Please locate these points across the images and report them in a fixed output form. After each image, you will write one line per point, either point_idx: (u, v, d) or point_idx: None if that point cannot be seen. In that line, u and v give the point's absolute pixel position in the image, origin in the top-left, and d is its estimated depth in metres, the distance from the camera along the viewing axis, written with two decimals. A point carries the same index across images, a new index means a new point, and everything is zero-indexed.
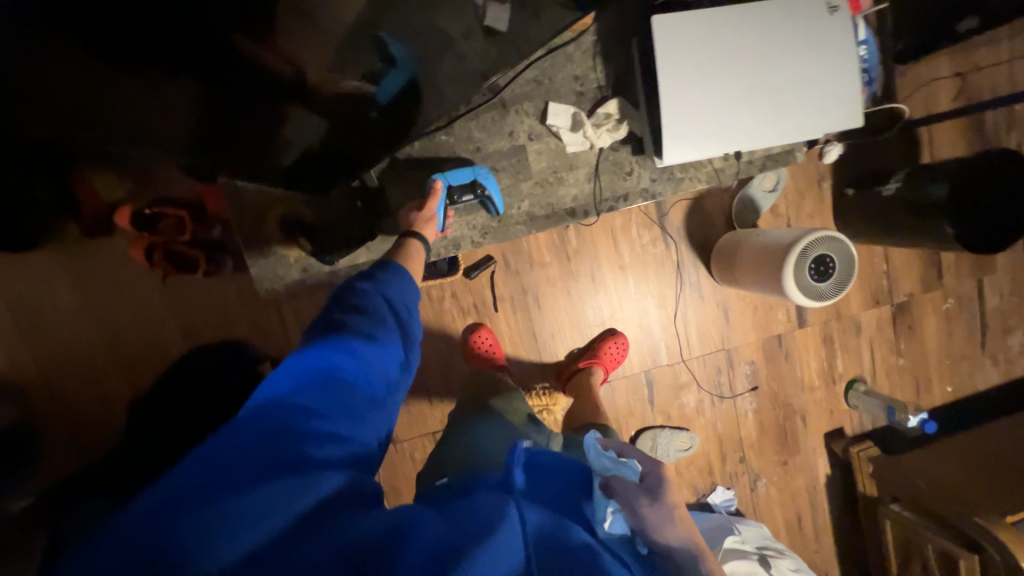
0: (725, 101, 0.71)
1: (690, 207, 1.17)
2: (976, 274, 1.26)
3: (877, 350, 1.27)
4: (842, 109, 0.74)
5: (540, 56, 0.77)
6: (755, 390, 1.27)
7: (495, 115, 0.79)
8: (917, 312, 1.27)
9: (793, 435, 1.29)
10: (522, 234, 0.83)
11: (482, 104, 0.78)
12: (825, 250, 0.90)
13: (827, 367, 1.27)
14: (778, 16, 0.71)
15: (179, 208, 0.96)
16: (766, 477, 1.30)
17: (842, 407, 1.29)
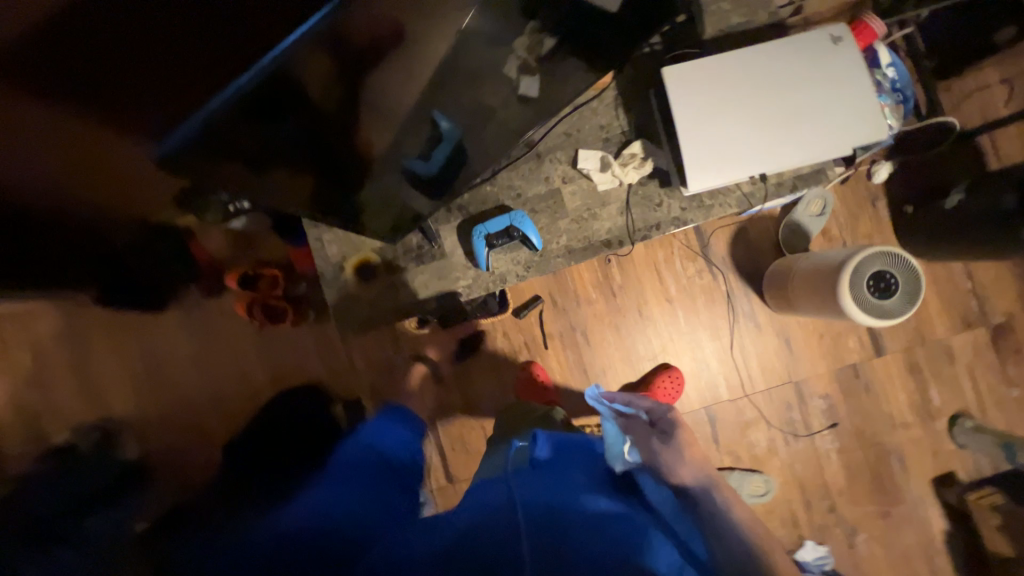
0: (742, 131, 0.76)
1: (733, 237, 1.16)
2: None
3: (980, 378, 1.13)
4: (869, 126, 0.76)
5: (567, 112, 0.88)
6: (834, 428, 1.16)
7: (531, 165, 0.90)
8: (1022, 333, 1.13)
9: (890, 480, 1.15)
10: (561, 266, 0.89)
11: (519, 157, 0.90)
12: (884, 267, 0.86)
13: (920, 400, 1.14)
14: (782, 52, 0.77)
15: (274, 267, 1.15)
16: (864, 530, 1.14)
17: (948, 447, 1.13)
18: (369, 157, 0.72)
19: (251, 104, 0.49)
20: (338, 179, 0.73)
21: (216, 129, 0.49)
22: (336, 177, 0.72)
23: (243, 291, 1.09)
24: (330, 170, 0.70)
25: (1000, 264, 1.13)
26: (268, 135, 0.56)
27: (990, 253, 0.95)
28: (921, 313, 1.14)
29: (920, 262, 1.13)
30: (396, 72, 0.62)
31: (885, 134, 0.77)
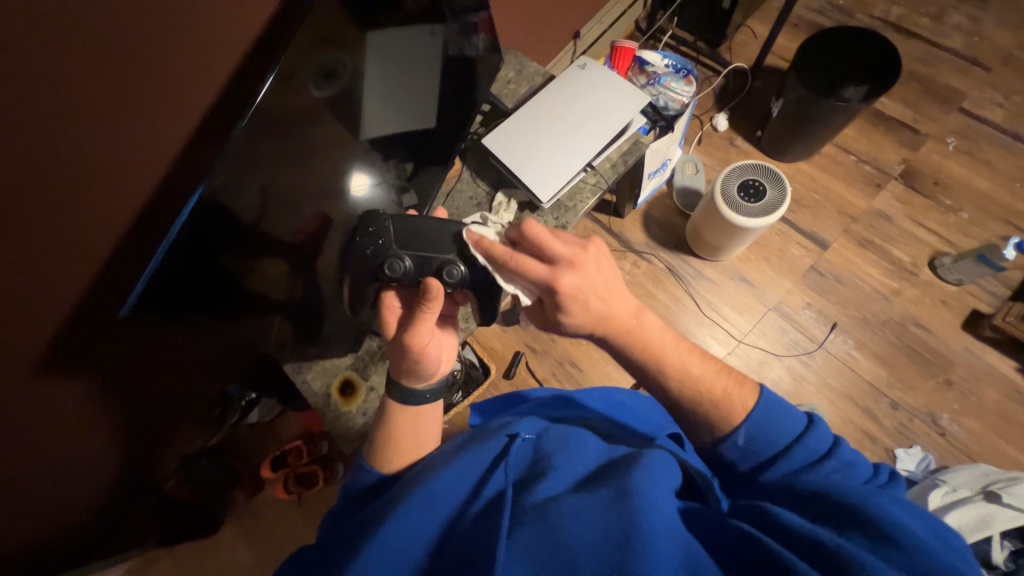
0: (555, 146, 0.94)
1: (644, 223, 1.31)
2: (945, 110, 1.25)
3: (926, 220, 1.19)
4: (633, 96, 0.96)
5: (434, 206, 1.06)
6: (837, 327, 1.16)
7: None
8: (929, 168, 1.22)
9: (925, 347, 1.12)
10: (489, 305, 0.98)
11: None
12: (740, 178, 1.03)
13: (892, 265, 1.17)
14: (553, 90, 0.98)
15: (296, 440, 1.27)
16: (943, 409, 1.07)
17: (950, 289, 1.14)
18: (319, 297, 0.90)
19: (183, 247, 0.64)
20: (302, 322, 0.90)
21: (168, 276, 0.64)
22: (300, 320, 0.89)
23: (275, 472, 1.19)
24: (294, 317, 0.88)
25: (866, 131, 1.26)
26: (217, 276, 0.71)
27: (821, 131, 1.15)
28: (833, 198, 1.23)
29: (801, 162, 1.27)
30: (297, 219, 0.79)
31: (648, 96, 0.98)
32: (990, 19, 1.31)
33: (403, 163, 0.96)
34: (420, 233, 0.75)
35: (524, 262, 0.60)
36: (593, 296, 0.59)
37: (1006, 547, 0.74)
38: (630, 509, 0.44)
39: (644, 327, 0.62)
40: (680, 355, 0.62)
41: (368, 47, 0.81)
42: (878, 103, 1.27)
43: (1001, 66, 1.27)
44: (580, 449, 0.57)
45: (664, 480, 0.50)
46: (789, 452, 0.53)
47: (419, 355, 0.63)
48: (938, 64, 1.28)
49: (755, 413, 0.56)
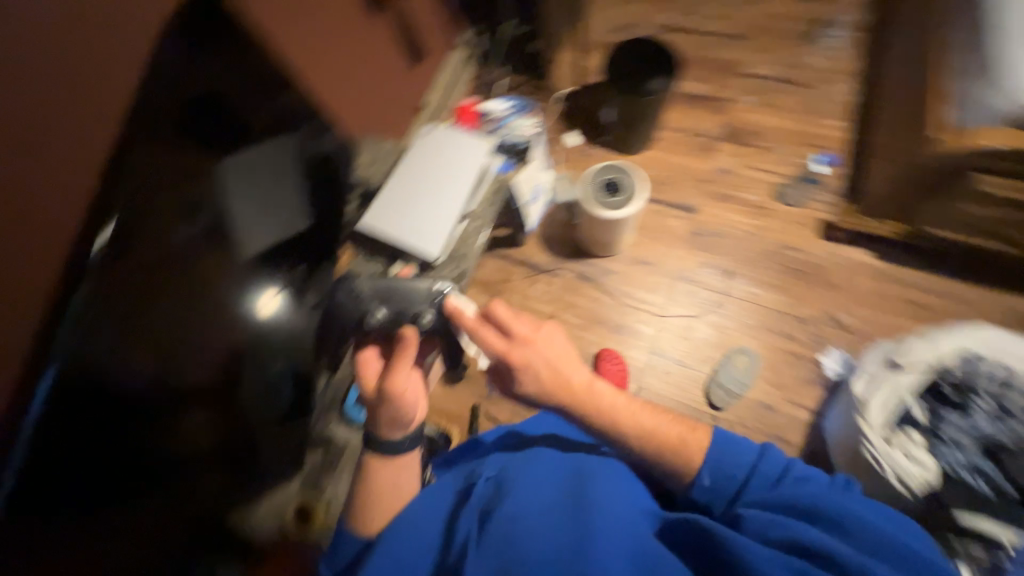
0: (428, 207, 1.00)
1: (543, 244, 1.40)
2: (733, 77, 1.52)
3: (758, 164, 1.40)
4: (481, 143, 1.05)
5: None
6: (731, 273, 1.29)
7: None
8: (742, 123, 1.45)
9: (802, 263, 1.28)
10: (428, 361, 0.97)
11: None
12: (598, 179, 1.15)
13: (750, 207, 1.35)
14: (410, 160, 1.05)
15: None
16: (837, 308, 1.22)
17: (799, 211, 1.33)
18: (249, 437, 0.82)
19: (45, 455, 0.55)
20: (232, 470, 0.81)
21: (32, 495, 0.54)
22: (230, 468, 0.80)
23: None
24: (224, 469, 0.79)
25: (685, 111, 1.49)
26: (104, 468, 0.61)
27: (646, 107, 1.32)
28: (683, 171, 1.42)
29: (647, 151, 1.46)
30: (195, 366, 0.71)
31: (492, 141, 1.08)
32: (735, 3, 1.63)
33: (293, 263, 0.90)
34: (394, 290, 0.87)
35: (485, 336, 0.72)
36: (542, 367, 0.70)
37: (922, 406, 0.86)
38: (588, 508, 0.57)
39: (597, 395, 0.72)
40: (633, 412, 0.73)
41: (254, 151, 0.84)
42: (684, 87, 1.52)
43: (755, 34, 1.57)
44: (550, 468, 0.67)
45: (612, 481, 0.64)
46: (751, 481, 0.68)
47: (400, 398, 0.64)
48: (712, 46, 1.57)
49: (715, 451, 0.70)
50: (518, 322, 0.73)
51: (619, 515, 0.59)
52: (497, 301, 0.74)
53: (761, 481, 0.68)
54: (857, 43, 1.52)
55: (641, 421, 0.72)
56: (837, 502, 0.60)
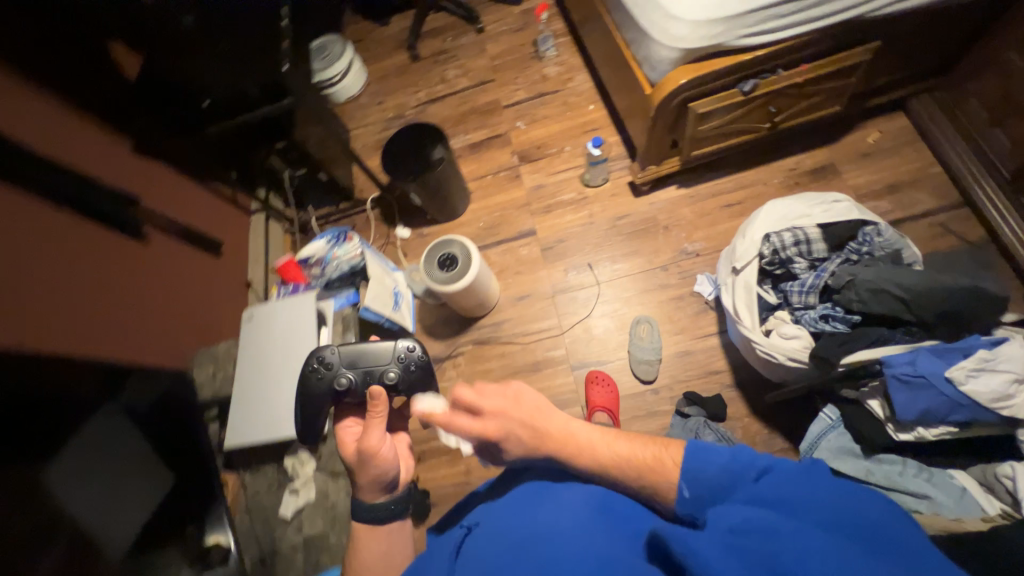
0: (284, 387, 0.94)
1: (430, 334, 1.40)
2: (499, 112, 1.69)
3: (558, 167, 1.55)
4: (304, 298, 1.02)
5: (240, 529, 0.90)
6: (592, 264, 1.40)
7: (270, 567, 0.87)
8: (527, 144, 1.62)
9: (638, 222, 1.42)
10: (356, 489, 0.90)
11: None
12: (433, 262, 1.18)
13: (572, 205, 1.48)
14: (244, 353, 0.98)
15: None
16: (683, 241, 1.36)
17: (610, 184, 1.48)
18: None
19: None
20: None
21: None
22: None
23: None
24: None
25: (479, 160, 1.63)
26: None
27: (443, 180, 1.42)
28: (505, 208, 1.54)
29: (470, 206, 1.56)
30: None
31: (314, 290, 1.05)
32: (466, 57, 1.83)
33: (181, 528, 0.69)
34: (358, 351, 0.82)
35: (459, 422, 0.75)
36: (519, 431, 0.72)
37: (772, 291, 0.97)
38: (547, 541, 0.60)
39: (574, 435, 0.71)
40: (613, 447, 0.70)
41: (100, 424, 0.60)
42: (468, 142, 1.66)
43: (494, 73, 1.76)
44: (524, 503, 0.70)
45: (573, 510, 0.65)
46: (723, 484, 0.60)
47: (373, 456, 0.70)
48: (468, 101, 1.75)
49: (687, 464, 0.64)
50: (489, 393, 0.76)
51: (577, 534, 0.60)
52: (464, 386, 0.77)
53: (735, 482, 0.59)
54: (570, 40, 1.74)
55: (641, 453, 0.69)
56: (818, 496, 0.53)
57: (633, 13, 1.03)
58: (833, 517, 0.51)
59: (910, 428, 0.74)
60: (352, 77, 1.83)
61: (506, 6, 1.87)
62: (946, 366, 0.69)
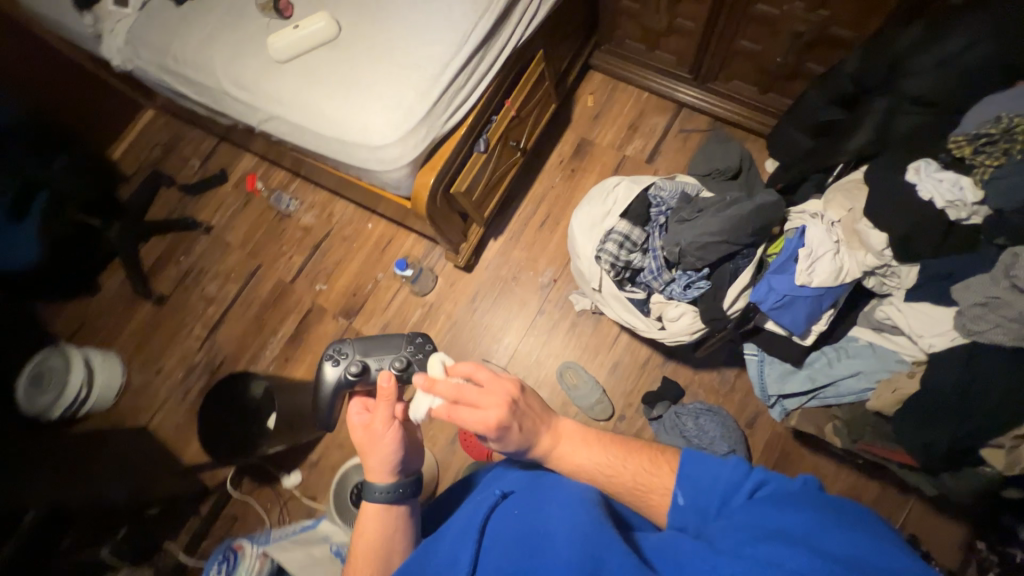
0: None
1: None
2: (292, 291, 1.50)
3: (387, 298, 1.43)
4: None
5: None
6: (486, 356, 1.33)
7: None
8: (342, 299, 1.46)
9: (490, 290, 1.38)
10: None
11: None
12: None
13: (427, 320, 1.39)
14: None
15: None
16: (537, 278, 1.36)
17: (442, 277, 1.41)
18: None
19: None
20: None
21: None
22: None
23: None
24: None
25: (310, 347, 1.43)
26: None
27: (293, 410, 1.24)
28: None
29: None
30: None
31: None
32: (215, 264, 1.58)
33: None
34: (378, 339, 0.88)
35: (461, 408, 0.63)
36: (524, 422, 0.65)
37: (634, 288, 0.99)
38: (553, 542, 0.53)
39: (558, 434, 0.67)
40: (600, 455, 0.66)
41: None
42: (286, 340, 1.45)
43: (257, 257, 1.56)
44: (533, 493, 0.62)
45: (576, 504, 0.57)
46: (727, 494, 0.55)
47: (375, 440, 0.71)
48: (252, 301, 1.51)
49: (685, 471, 0.60)
50: (490, 398, 0.63)
51: (571, 524, 0.53)
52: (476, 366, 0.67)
53: (731, 493, 0.55)
54: (303, 181, 1.61)
55: (626, 470, 0.65)
56: (837, 528, 0.45)
57: (338, 158, 0.94)
58: (847, 565, 0.42)
59: (809, 333, 0.92)
60: (106, 380, 1.44)
61: (216, 188, 1.66)
62: (792, 278, 0.88)
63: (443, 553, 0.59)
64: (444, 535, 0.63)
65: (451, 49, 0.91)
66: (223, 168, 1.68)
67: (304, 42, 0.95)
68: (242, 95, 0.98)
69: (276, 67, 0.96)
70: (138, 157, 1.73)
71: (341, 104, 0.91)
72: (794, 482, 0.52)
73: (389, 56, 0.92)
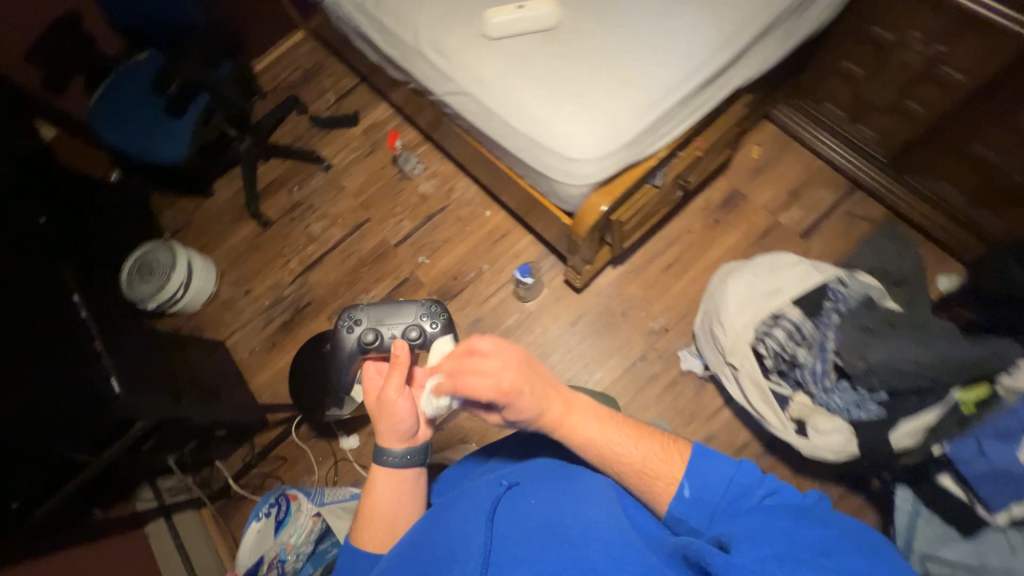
0: None
1: None
2: (393, 255, 1.47)
3: (485, 292, 1.39)
4: None
5: None
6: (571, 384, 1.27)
7: None
8: (440, 279, 1.42)
9: (594, 318, 1.31)
10: None
11: None
12: None
13: (521, 327, 1.33)
14: None
15: None
16: (647, 321, 1.28)
17: (548, 289, 1.35)
18: None
19: None
20: None
21: None
22: None
23: None
24: None
25: None
26: None
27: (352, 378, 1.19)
28: None
29: None
30: None
31: None
32: (326, 204, 1.57)
33: None
34: (390, 306, 0.81)
35: (469, 380, 0.59)
36: (535, 401, 0.61)
37: (783, 382, 0.91)
38: (569, 538, 0.54)
39: (569, 424, 0.63)
40: (610, 442, 0.63)
41: None
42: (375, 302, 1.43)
43: (367, 210, 1.54)
44: (551, 484, 0.63)
45: (600, 501, 0.59)
46: (730, 492, 0.58)
47: (387, 410, 0.66)
48: (352, 252, 1.50)
49: (694, 465, 0.61)
50: (503, 370, 0.60)
51: (609, 527, 0.54)
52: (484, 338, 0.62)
53: (740, 499, 0.58)
54: (432, 147, 1.57)
55: (635, 454, 0.63)
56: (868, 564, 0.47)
57: (519, 155, 0.87)
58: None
59: (1004, 510, 0.82)
60: (200, 279, 1.46)
61: (345, 128, 1.65)
62: (1017, 451, 0.80)
63: (455, 530, 0.60)
64: (449, 514, 0.64)
65: (679, 75, 0.83)
66: (357, 111, 1.66)
67: (521, 25, 0.89)
68: (438, 58, 0.92)
69: (483, 42, 0.91)
70: (278, 75, 1.72)
71: (543, 100, 0.85)
72: (808, 496, 0.57)
73: (607, 65, 0.85)
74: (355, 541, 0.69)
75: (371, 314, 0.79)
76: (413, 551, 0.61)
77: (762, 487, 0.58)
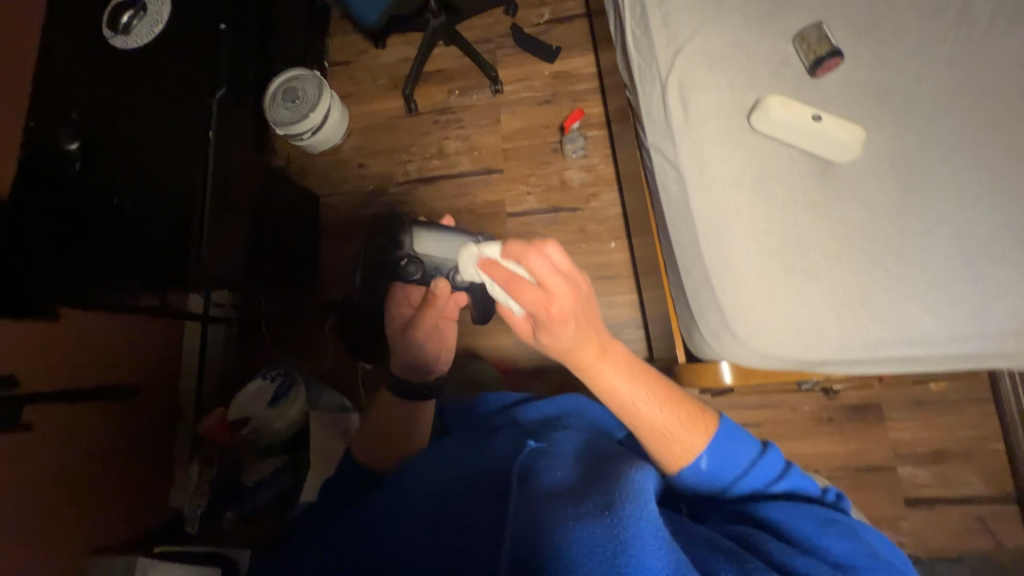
0: None
1: None
2: (501, 222, 1.37)
3: None
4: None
5: None
6: None
7: None
8: None
9: None
10: None
11: None
12: None
13: None
14: None
15: None
16: None
17: None
18: None
19: None
20: None
21: None
22: None
23: None
24: None
25: None
26: None
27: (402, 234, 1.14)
28: None
29: None
30: None
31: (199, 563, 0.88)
32: (473, 129, 1.45)
33: None
34: (444, 240, 0.79)
35: (522, 290, 0.48)
36: (580, 324, 0.49)
37: None
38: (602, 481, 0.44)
39: (599, 365, 0.52)
40: (639, 403, 0.52)
41: None
42: None
43: (506, 162, 1.40)
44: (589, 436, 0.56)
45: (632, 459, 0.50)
46: (749, 473, 0.53)
47: (421, 341, 0.68)
48: (468, 191, 1.40)
49: (720, 438, 0.53)
50: (557, 281, 0.47)
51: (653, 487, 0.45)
52: (550, 244, 0.48)
53: (747, 493, 0.53)
54: (606, 139, 1.37)
55: (657, 414, 0.52)
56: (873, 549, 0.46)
57: (683, 279, 0.70)
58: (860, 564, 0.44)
59: None
60: (336, 120, 1.28)
61: (538, 61, 1.46)
62: None
63: (500, 450, 0.54)
64: (473, 461, 0.54)
65: (943, 331, 0.60)
66: (560, 47, 1.45)
67: (800, 138, 0.66)
68: (675, 110, 0.73)
69: (740, 127, 0.69)
70: None
71: (755, 245, 0.65)
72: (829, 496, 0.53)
73: (865, 259, 0.62)
74: (357, 454, 0.65)
75: (425, 241, 0.78)
76: (443, 480, 0.52)
77: (779, 482, 0.53)
